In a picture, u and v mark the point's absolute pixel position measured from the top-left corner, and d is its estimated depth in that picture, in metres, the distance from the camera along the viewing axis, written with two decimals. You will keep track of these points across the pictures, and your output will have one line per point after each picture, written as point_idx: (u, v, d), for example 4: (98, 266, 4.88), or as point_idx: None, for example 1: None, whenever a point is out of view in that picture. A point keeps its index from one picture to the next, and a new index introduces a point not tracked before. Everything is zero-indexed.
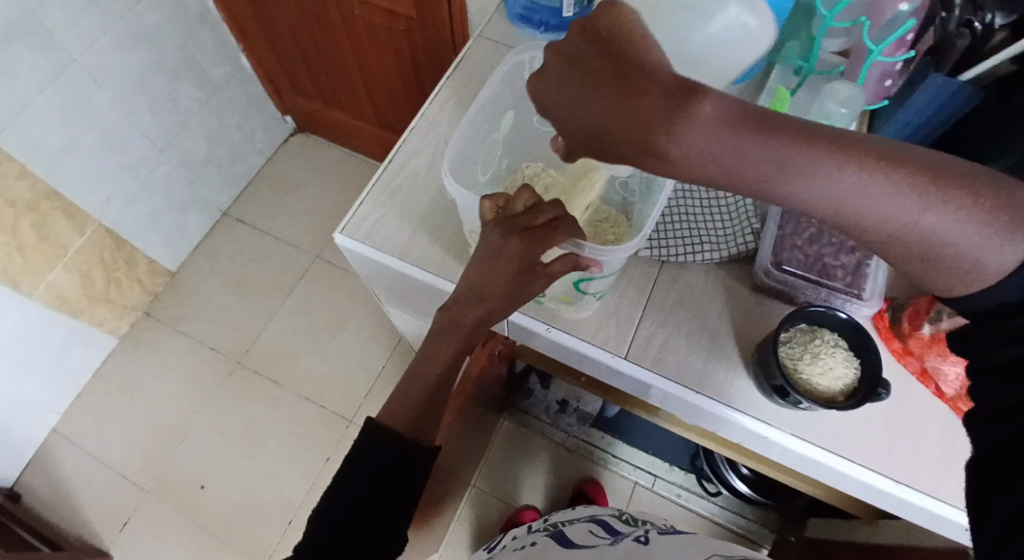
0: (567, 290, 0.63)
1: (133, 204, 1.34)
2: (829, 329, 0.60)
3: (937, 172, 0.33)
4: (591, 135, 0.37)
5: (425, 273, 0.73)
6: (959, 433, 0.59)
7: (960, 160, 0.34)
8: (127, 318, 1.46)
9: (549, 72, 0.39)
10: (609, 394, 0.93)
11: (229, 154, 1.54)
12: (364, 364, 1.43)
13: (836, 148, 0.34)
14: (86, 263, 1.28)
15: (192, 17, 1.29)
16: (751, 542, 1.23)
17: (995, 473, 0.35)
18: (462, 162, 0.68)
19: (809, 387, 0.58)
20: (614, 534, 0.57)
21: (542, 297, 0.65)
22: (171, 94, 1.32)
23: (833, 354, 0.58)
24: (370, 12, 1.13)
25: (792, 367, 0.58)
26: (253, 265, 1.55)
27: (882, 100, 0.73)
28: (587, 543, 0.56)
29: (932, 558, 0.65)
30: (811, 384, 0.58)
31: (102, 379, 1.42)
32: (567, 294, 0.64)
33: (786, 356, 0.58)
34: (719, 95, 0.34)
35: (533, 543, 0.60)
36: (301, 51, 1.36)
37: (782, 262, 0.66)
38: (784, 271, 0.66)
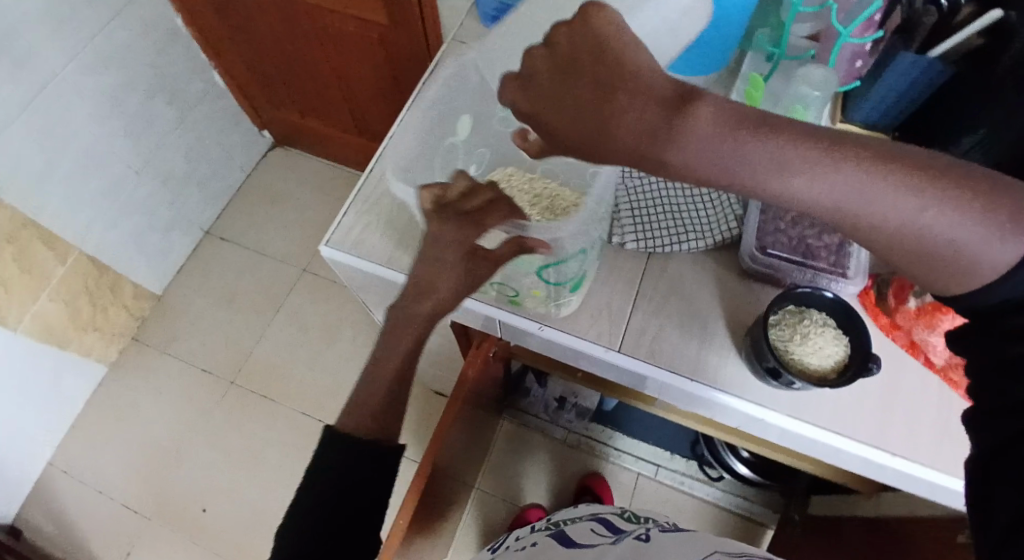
0: (538, 285, 0.63)
1: (114, 228, 1.32)
2: (815, 309, 0.61)
3: (933, 171, 0.34)
4: (592, 144, 0.39)
5: None
6: (951, 403, 0.60)
7: (956, 160, 0.35)
8: (116, 344, 1.44)
9: (544, 86, 0.42)
10: (606, 388, 0.93)
11: (208, 172, 1.53)
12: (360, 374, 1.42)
13: (829, 149, 0.35)
14: (71, 291, 1.27)
15: (161, 37, 1.27)
16: (756, 524, 1.24)
17: (996, 470, 0.36)
18: (417, 158, 0.65)
19: (801, 367, 0.58)
20: (616, 533, 0.57)
21: (516, 295, 0.66)
22: (145, 115, 1.30)
23: (822, 334, 0.59)
24: (342, 22, 1.13)
25: (783, 349, 0.59)
26: (241, 282, 1.53)
27: (853, 81, 0.74)
28: (590, 541, 0.56)
29: (933, 526, 0.66)
30: (801, 364, 0.58)
31: (95, 408, 1.40)
32: (537, 289, 0.64)
33: (777, 339, 0.59)
34: (717, 101, 0.36)
35: (534, 544, 0.60)
36: (276, 65, 1.35)
37: (767, 246, 0.67)
38: (769, 256, 0.66)
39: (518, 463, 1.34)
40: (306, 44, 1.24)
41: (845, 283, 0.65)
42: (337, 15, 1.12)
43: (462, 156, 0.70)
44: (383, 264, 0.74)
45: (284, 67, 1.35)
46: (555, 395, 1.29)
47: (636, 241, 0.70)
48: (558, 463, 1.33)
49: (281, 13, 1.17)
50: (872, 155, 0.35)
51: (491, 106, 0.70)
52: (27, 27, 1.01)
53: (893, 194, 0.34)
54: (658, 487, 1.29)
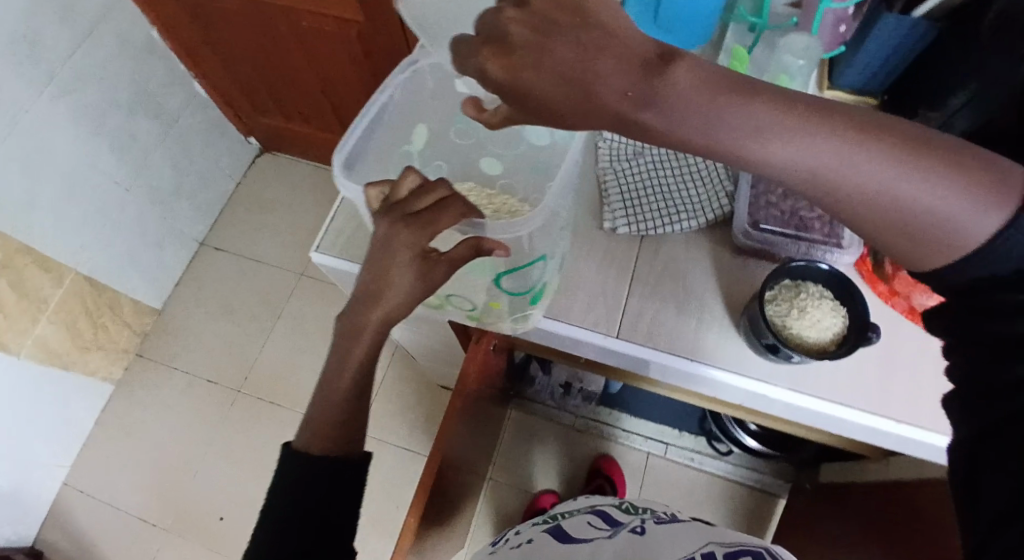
0: (495, 295, 0.65)
1: (107, 247, 1.32)
2: (811, 281, 0.61)
3: (914, 143, 0.33)
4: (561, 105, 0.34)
5: None
6: None
7: (935, 132, 0.34)
8: (120, 362, 1.45)
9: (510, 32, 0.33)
10: (609, 372, 0.93)
11: (197, 183, 1.52)
12: None
13: (812, 118, 0.34)
14: (70, 313, 1.27)
15: (137, 51, 1.26)
16: (768, 494, 1.25)
17: (987, 449, 0.35)
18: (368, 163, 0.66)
19: (800, 342, 0.58)
20: (613, 527, 0.55)
21: (475, 308, 0.68)
22: (128, 131, 1.29)
23: (819, 306, 0.59)
24: (318, 22, 1.11)
25: (781, 324, 0.59)
26: (239, 291, 1.53)
27: (838, 47, 0.73)
28: (588, 537, 0.54)
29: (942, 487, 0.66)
30: (798, 337, 0.58)
31: (104, 426, 1.41)
32: (495, 301, 0.66)
33: (774, 315, 0.59)
34: (693, 58, 0.33)
35: (530, 540, 0.57)
36: (256, 70, 1.34)
37: (759, 222, 0.67)
38: (762, 231, 0.66)
39: (528, 451, 1.34)
40: (284, 47, 1.22)
41: (840, 254, 0.65)
42: (312, 16, 1.11)
43: (418, 164, 0.71)
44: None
45: (264, 72, 1.34)
46: (559, 382, 1.29)
47: (627, 224, 0.69)
48: (567, 449, 1.34)
49: (256, 18, 1.16)
50: (857, 124, 0.34)
51: (448, 123, 0.72)
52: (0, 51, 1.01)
53: (882, 163, 0.33)
54: (668, 465, 1.30)
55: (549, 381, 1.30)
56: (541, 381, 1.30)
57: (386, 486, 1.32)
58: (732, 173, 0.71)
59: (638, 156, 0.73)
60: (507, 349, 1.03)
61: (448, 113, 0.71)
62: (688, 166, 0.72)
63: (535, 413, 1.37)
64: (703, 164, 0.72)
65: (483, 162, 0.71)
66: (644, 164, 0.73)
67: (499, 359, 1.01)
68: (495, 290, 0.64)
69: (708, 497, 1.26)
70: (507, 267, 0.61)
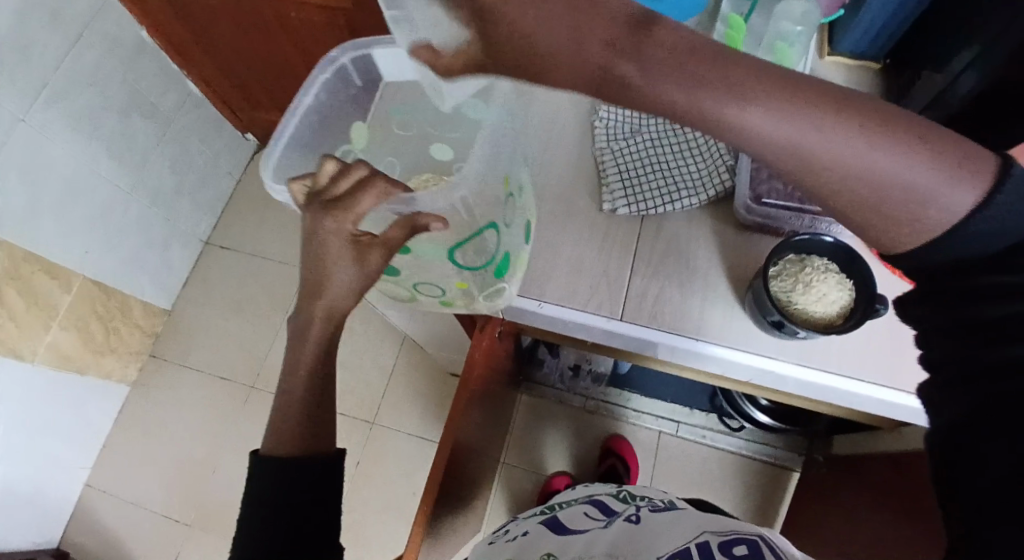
0: (461, 277, 0.61)
1: (112, 251, 1.33)
2: (817, 255, 0.60)
3: (889, 121, 0.34)
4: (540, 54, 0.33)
5: None
6: None
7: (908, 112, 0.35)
8: (134, 363, 1.46)
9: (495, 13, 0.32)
10: (617, 353, 0.93)
11: (198, 182, 1.52)
12: (375, 365, 1.43)
13: (793, 90, 0.34)
14: (81, 318, 1.28)
15: (128, 52, 1.25)
16: (781, 468, 1.25)
17: (971, 431, 0.37)
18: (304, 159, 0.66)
19: (806, 316, 0.58)
20: (608, 515, 0.57)
21: (446, 294, 0.65)
22: (125, 133, 1.29)
23: (825, 280, 0.58)
24: (307, 13, 1.10)
25: (786, 300, 0.58)
26: (246, 287, 1.54)
27: (837, 11, 0.71)
28: (584, 528, 0.55)
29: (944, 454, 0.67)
30: (804, 313, 0.58)
31: (122, 427, 1.43)
32: (462, 281, 0.62)
33: (778, 291, 0.58)
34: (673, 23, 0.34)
35: (525, 532, 0.58)
36: (249, 65, 1.33)
37: (762, 196, 0.66)
38: (765, 205, 0.65)
39: (540, 433, 1.35)
40: (273, 39, 1.21)
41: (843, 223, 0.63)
42: (300, 6, 1.09)
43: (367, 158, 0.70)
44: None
45: (257, 66, 1.33)
46: (569, 364, 1.31)
47: (627, 205, 0.68)
48: (577, 430, 1.35)
49: (244, 12, 1.15)
50: (830, 99, 0.34)
51: (389, 120, 0.71)
52: None
53: (852, 140, 0.34)
54: (680, 442, 1.30)
55: (559, 362, 1.31)
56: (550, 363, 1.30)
57: (401, 474, 1.34)
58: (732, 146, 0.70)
59: (636, 135, 0.72)
60: (514, 334, 1.03)
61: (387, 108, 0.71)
62: (687, 142, 0.72)
63: (545, 396, 1.37)
64: (702, 140, 0.71)
65: (432, 149, 0.70)
66: (642, 143, 0.72)
67: (507, 344, 1.01)
68: (458, 270, 0.60)
69: (720, 473, 1.27)
70: (455, 242, 0.56)
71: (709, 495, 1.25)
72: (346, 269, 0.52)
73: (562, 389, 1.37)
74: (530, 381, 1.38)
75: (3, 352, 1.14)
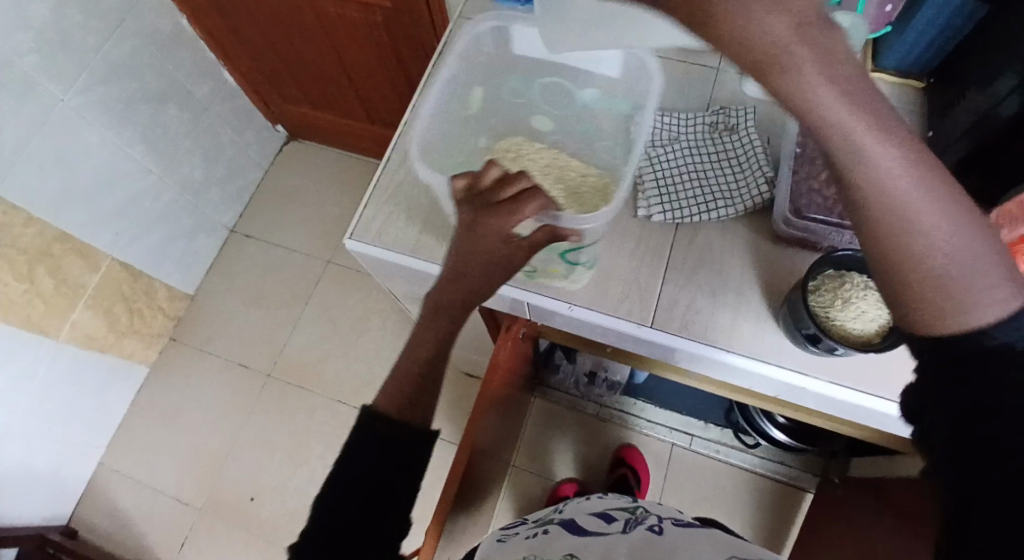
0: (556, 263, 0.65)
1: (140, 235, 1.35)
2: (856, 271, 0.58)
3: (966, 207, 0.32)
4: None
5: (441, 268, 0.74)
6: None
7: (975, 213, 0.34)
8: (154, 346, 1.48)
9: None
10: (637, 362, 0.93)
11: (227, 172, 1.54)
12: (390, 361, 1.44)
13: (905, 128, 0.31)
14: (106, 300, 1.30)
15: (167, 41, 1.28)
16: (795, 487, 1.24)
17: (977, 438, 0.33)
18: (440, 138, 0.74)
19: (842, 332, 0.57)
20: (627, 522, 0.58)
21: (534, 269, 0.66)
22: (159, 120, 1.31)
23: (865, 297, 0.56)
24: (345, 9, 1.11)
25: (824, 315, 0.57)
26: (268, 277, 1.56)
27: (884, 27, 0.71)
28: (600, 533, 0.56)
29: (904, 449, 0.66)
30: (843, 329, 0.57)
31: (139, 409, 1.45)
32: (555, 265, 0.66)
33: (818, 306, 0.58)
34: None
35: (544, 531, 0.59)
36: (283, 59, 1.35)
37: (801, 210, 0.65)
38: (804, 219, 0.65)
39: (551, 438, 1.35)
40: (308, 34, 1.23)
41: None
42: (337, 2, 1.11)
43: (479, 125, 0.78)
44: (404, 253, 0.75)
45: (291, 60, 1.34)
46: (584, 370, 1.30)
47: (663, 212, 0.68)
48: (589, 437, 1.34)
49: (282, 7, 1.17)
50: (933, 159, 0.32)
51: (499, 83, 0.79)
52: (35, 42, 1.03)
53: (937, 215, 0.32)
54: (692, 456, 1.29)
55: (575, 368, 1.30)
56: (566, 368, 1.30)
57: None
58: (772, 157, 0.70)
59: (675, 144, 0.72)
60: (533, 337, 1.03)
61: (502, 75, 0.78)
62: (726, 151, 0.71)
63: (560, 401, 1.37)
64: (741, 148, 0.71)
65: (532, 120, 0.80)
66: (681, 151, 0.72)
67: (526, 347, 1.01)
68: (553, 258, 0.64)
69: (731, 488, 1.25)
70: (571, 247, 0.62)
71: (719, 511, 1.24)
72: (497, 266, 0.56)
73: (576, 395, 1.36)
74: (546, 385, 1.38)
75: (29, 329, 1.16)
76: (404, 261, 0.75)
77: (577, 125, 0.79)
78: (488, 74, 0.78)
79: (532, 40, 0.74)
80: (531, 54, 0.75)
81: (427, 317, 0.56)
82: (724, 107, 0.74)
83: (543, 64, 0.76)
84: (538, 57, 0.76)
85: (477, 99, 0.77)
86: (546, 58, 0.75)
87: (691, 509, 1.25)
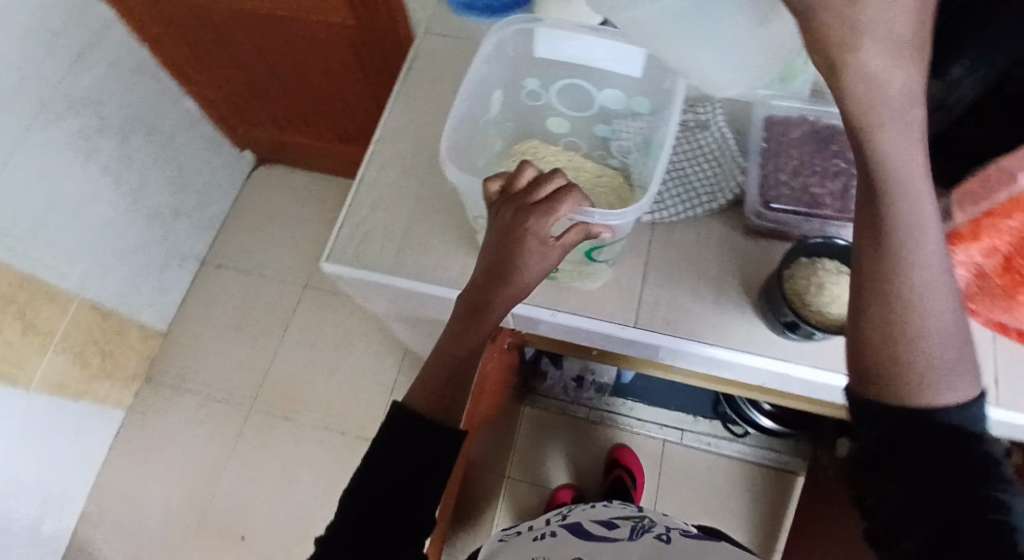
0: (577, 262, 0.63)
1: (111, 272, 1.32)
2: (827, 258, 0.60)
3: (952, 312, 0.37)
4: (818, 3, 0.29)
5: (424, 285, 0.73)
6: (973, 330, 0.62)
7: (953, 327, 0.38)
8: (130, 387, 1.45)
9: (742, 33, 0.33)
10: (623, 362, 0.94)
11: (195, 202, 1.52)
12: (377, 381, 1.43)
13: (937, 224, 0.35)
14: (78, 342, 1.26)
15: (129, 71, 1.25)
16: (786, 472, 1.26)
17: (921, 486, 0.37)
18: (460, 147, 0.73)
19: (820, 318, 0.58)
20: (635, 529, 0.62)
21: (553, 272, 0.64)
22: (124, 154, 1.29)
23: (838, 282, 0.58)
24: (308, 30, 1.11)
25: (799, 300, 0.59)
26: (245, 306, 1.54)
27: None
28: (609, 537, 0.60)
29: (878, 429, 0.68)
30: (823, 316, 0.58)
31: (119, 452, 1.41)
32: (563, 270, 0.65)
33: (798, 295, 0.59)
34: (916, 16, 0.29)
35: (552, 534, 0.61)
36: (248, 83, 1.34)
37: (771, 201, 0.66)
38: (774, 210, 0.66)
39: (543, 446, 1.35)
40: (272, 57, 1.22)
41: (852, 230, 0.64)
42: (299, 25, 1.10)
43: (493, 127, 0.78)
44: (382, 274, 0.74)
45: (256, 84, 1.33)
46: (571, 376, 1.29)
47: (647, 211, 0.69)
48: (581, 443, 1.34)
49: (246, 32, 1.15)
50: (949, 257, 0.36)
51: (516, 85, 0.78)
52: None
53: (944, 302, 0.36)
54: (685, 450, 1.30)
55: (562, 375, 1.29)
56: (554, 375, 1.30)
57: None
58: (742, 148, 0.73)
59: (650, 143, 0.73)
60: (518, 348, 1.03)
61: (523, 77, 0.78)
62: (701, 146, 0.73)
63: (549, 408, 1.37)
64: (714, 142, 0.73)
65: (548, 121, 0.80)
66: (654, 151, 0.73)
67: (512, 357, 1.01)
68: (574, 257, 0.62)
69: (725, 479, 1.27)
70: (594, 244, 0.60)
71: (715, 503, 1.25)
72: (531, 268, 0.54)
73: (566, 401, 1.37)
74: (534, 393, 1.37)
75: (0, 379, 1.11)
76: (384, 280, 0.74)
77: (591, 127, 0.79)
78: (510, 75, 0.78)
79: (557, 41, 0.73)
80: (554, 57, 0.75)
81: (458, 322, 0.56)
82: (692, 103, 0.75)
83: (566, 65, 0.75)
84: (562, 59, 0.75)
85: (497, 103, 0.77)
86: (569, 60, 0.74)
87: (686, 504, 1.26)
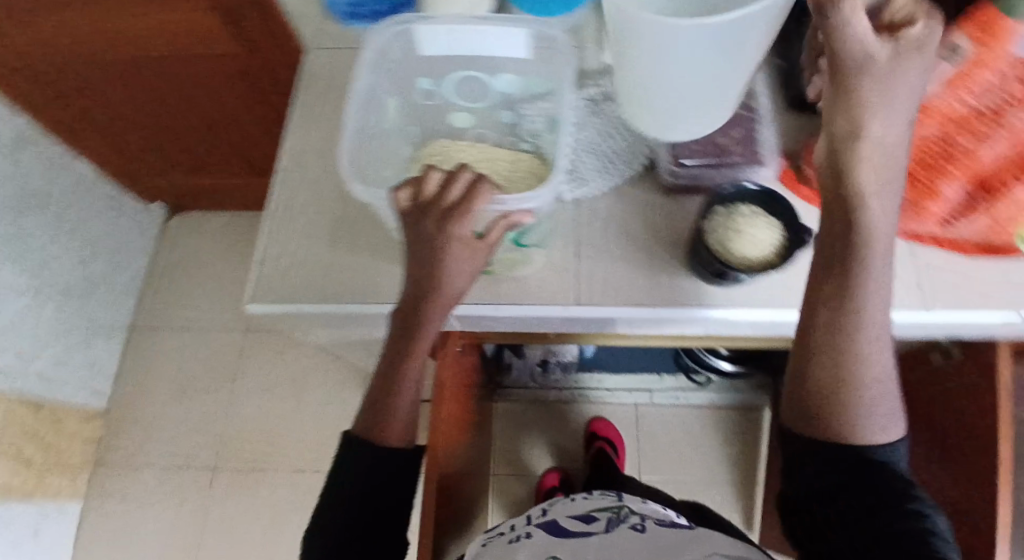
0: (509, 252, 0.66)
1: (35, 361, 1.22)
2: (743, 202, 0.64)
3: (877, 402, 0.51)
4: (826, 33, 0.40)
5: (369, 306, 0.72)
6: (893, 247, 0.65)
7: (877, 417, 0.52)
8: (80, 476, 1.36)
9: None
10: (578, 339, 0.97)
11: (110, 268, 1.43)
12: (340, 410, 1.40)
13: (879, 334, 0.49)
14: (15, 443, 1.17)
15: (11, 143, 1.15)
16: (752, 409, 1.32)
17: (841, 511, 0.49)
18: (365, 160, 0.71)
19: (748, 262, 0.62)
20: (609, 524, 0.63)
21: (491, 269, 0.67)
22: (23, 232, 1.18)
23: (755, 225, 0.62)
24: (193, 66, 1.06)
25: (727, 250, 0.62)
26: (187, 364, 1.47)
27: None
28: (583, 535, 0.62)
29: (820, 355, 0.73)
30: (743, 258, 0.62)
31: (83, 546, 1.32)
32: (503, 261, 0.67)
33: (717, 242, 0.62)
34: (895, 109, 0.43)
35: (529, 536, 0.63)
36: (141, 130, 1.25)
37: (680, 156, 0.69)
38: (684, 165, 0.69)
39: (522, 435, 1.37)
40: (163, 98, 1.15)
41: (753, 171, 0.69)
42: (181, 62, 1.05)
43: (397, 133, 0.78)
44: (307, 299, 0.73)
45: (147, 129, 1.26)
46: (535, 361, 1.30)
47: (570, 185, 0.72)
48: (556, 426, 1.38)
49: (133, 77, 1.08)
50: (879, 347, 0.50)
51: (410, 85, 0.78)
52: None
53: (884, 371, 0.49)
54: (654, 409, 1.36)
55: (526, 363, 1.30)
56: (518, 365, 1.31)
57: None
58: None
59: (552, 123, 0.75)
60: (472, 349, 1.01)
61: (412, 77, 0.78)
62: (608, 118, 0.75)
63: (522, 398, 1.39)
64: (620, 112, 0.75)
65: (450, 118, 0.80)
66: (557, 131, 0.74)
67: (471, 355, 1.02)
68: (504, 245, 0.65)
69: (697, 428, 1.32)
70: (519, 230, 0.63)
71: (692, 453, 1.31)
72: (452, 274, 0.56)
73: (536, 387, 1.38)
74: (502, 389, 1.39)
75: None
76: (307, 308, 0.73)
77: (497, 116, 0.79)
78: (403, 82, 0.78)
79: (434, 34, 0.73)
80: (444, 50, 0.75)
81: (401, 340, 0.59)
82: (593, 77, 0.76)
83: (456, 60, 0.76)
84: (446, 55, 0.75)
85: (393, 110, 0.77)
86: (457, 52, 0.75)
87: (668, 462, 1.31)
